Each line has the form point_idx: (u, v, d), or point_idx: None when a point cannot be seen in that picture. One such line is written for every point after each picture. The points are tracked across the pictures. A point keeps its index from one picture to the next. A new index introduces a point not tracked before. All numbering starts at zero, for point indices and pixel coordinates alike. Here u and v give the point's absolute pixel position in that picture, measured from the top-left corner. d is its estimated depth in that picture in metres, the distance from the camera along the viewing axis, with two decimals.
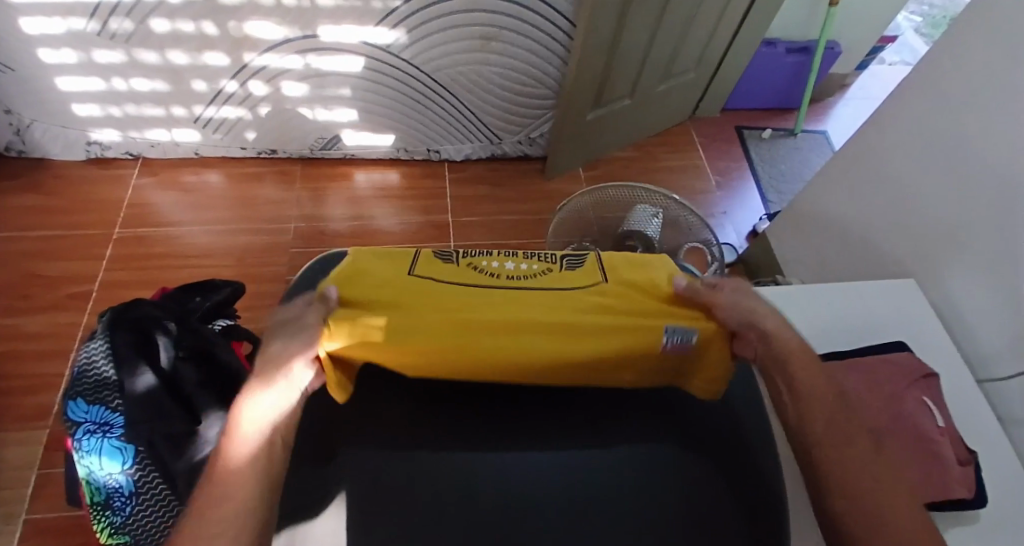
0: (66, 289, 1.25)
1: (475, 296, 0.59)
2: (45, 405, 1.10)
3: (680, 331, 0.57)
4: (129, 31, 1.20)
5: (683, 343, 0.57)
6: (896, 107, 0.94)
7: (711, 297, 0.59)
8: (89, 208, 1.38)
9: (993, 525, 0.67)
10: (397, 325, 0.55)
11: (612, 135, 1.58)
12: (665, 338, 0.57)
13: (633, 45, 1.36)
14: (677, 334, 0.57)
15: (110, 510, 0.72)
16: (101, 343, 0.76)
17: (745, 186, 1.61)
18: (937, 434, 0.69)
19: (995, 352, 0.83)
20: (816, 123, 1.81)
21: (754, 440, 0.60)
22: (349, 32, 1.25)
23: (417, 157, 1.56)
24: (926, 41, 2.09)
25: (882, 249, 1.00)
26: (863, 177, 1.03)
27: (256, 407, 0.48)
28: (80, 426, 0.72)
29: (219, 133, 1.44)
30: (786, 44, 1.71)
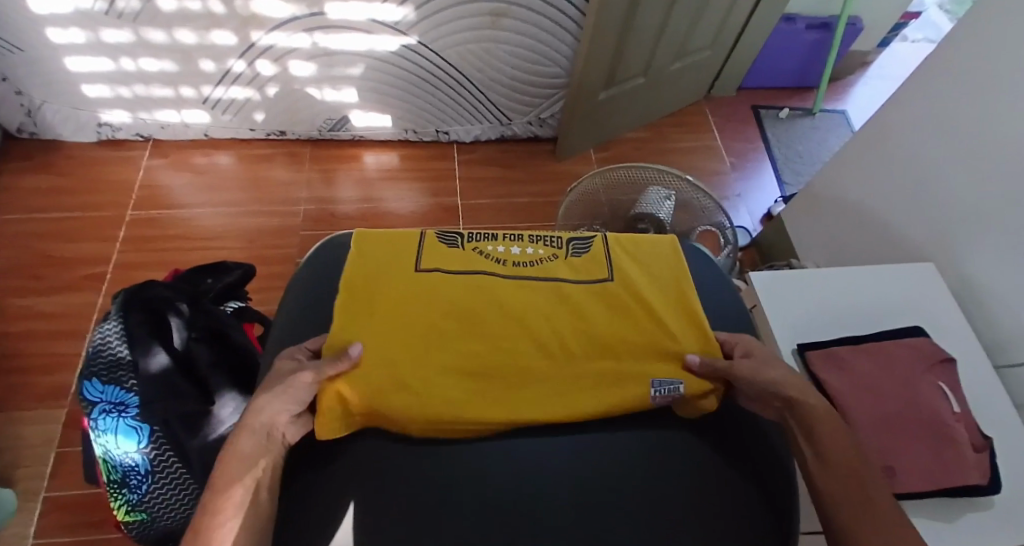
0: (80, 270, 1.26)
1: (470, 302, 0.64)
2: (61, 385, 1.12)
3: (667, 384, 0.59)
4: (136, 10, 1.19)
5: (671, 393, 0.58)
6: (920, 85, 0.90)
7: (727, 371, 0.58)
8: (101, 189, 1.39)
9: (1007, 515, 0.66)
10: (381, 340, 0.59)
11: (623, 115, 1.55)
12: (652, 391, 0.58)
13: (646, 22, 1.32)
14: (664, 386, 0.58)
15: (126, 489, 0.74)
16: (114, 324, 0.76)
17: (760, 168, 1.58)
18: (952, 419, 0.68)
19: (1015, 338, 0.81)
20: (834, 103, 1.76)
21: (759, 437, 0.59)
22: (356, 10, 1.22)
23: (426, 138, 1.54)
24: (950, 17, 2.02)
25: (900, 232, 0.98)
26: (882, 158, 1.00)
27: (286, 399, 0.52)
28: (95, 406, 0.71)
29: (227, 114, 1.44)
30: (805, 20, 1.66)
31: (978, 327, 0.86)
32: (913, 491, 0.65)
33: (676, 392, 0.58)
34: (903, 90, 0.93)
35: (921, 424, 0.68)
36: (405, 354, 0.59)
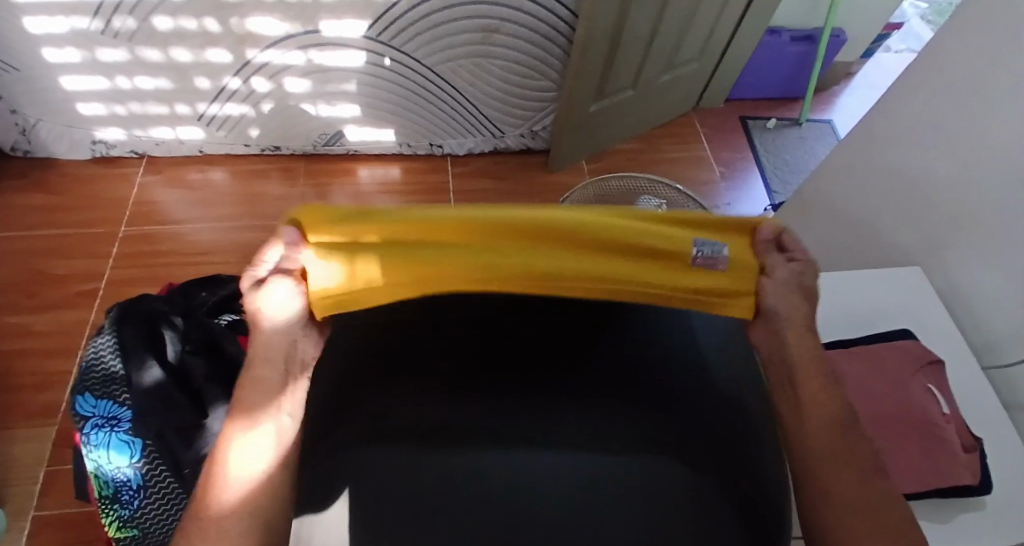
0: (74, 287, 1.26)
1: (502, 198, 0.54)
2: (54, 402, 1.11)
3: (706, 245, 0.56)
4: (132, 29, 1.21)
5: (713, 256, 0.56)
6: (901, 93, 0.93)
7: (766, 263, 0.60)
8: (96, 206, 1.39)
9: (1000, 514, 0.67)
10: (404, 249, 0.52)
11: (614, 126, 1.57)
12: (693, 250, 0.56)
13: (634, 36, 1.35)
14: (708, 249, 0.56)
15: (118, 504, 0.74)
16: (108, 338, 0.78)
17: (749, 177, 1.60)
18: (943, 421, 0.68)
19: (1003, 338, 0.82)
20: (820, 113, 1.79)
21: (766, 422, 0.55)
22: (350, 27, 1.25)
23: (419, 151, 1.56)
24: (932, 29, 2.07)
25: (887, 238, 1.00)
26: (867, 166, 1.02)
27: (248, 443, 0.51)
28: (88, 420, 0.73)
29: (222, 130, 1.45)
30: (790, 33, 1.70)
31: (965, 329, 0.88)
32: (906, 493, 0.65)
33: (719, 257, 0.56)
34: (886, 98, 0.95)
35: (911, 424, 0.68)
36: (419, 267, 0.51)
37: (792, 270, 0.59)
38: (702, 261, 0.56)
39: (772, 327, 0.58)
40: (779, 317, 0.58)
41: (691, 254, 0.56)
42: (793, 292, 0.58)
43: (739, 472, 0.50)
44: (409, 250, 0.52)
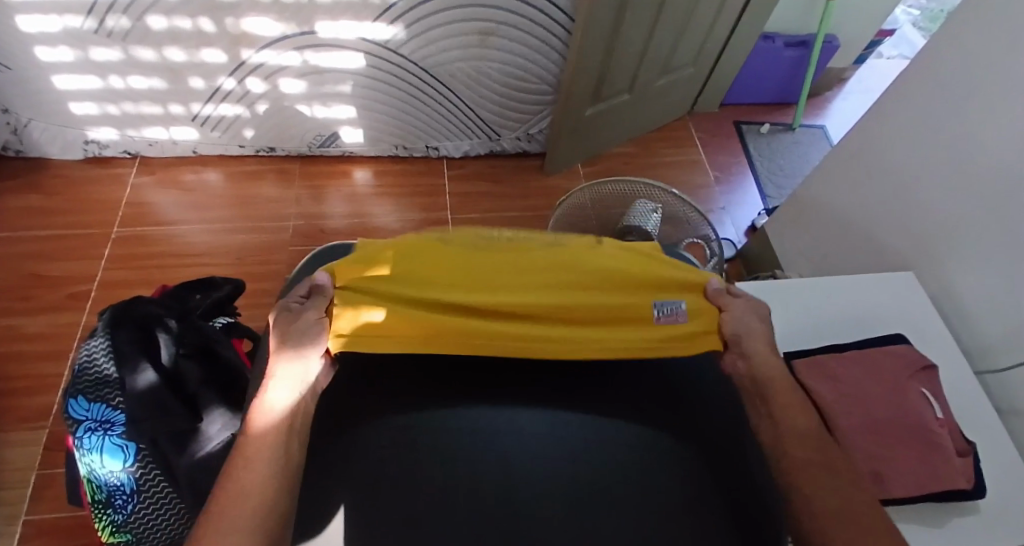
0: (66, 289, 1.25)
1: (495, 261, 0.67)
2: (46, 406, 1.10)
3: (665, 304, 0.66)
4: (126, 29, 1.20)
5: (673, 313, 0.66)
6: (894, 100, 0.94)
7: (724, 302, 0.67)
8: (88, 206, 1.38)
9: (993, 518, 0.68)
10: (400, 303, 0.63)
11: (611, 130, 1.58)
12: (655, 311, 0.66)
13: (630, 40, 1.36)
14: (667, 307, 0.66)
15: (111, 509, 0.73)
16: (101, 340, 0.76)
17: (743, 181, 1.62)
18: (937, 425, 0.69)
19: (996, 343, 0.83)
20: (814, 118, 1.81)
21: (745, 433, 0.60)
22: (346, 29, 1.24)
23: (415, 153, 1.55)
24: (924, 35, 2.09)
25: (881, 243, 1.01)
26: (861, 172, 1.03)
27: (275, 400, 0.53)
28: (81, 424, 0.72)
29: (216, 131, 1.44)
30: (784, 39, 1.71)
31: (959, 334, 0.88)
32: (901, 498, 0.66)
33: (678, 312, 0.66)
34: (880, 104, 0.96)
35: (907, 429, 0.69)
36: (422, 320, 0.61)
37: (746, 303, 0.67)
38: (664, 318, 0.65)
39: (739, 351, 0.63)
40: (740, 338, 0.64)
41: (653, 315, 0.65)
42: (750, 316, 0.65)
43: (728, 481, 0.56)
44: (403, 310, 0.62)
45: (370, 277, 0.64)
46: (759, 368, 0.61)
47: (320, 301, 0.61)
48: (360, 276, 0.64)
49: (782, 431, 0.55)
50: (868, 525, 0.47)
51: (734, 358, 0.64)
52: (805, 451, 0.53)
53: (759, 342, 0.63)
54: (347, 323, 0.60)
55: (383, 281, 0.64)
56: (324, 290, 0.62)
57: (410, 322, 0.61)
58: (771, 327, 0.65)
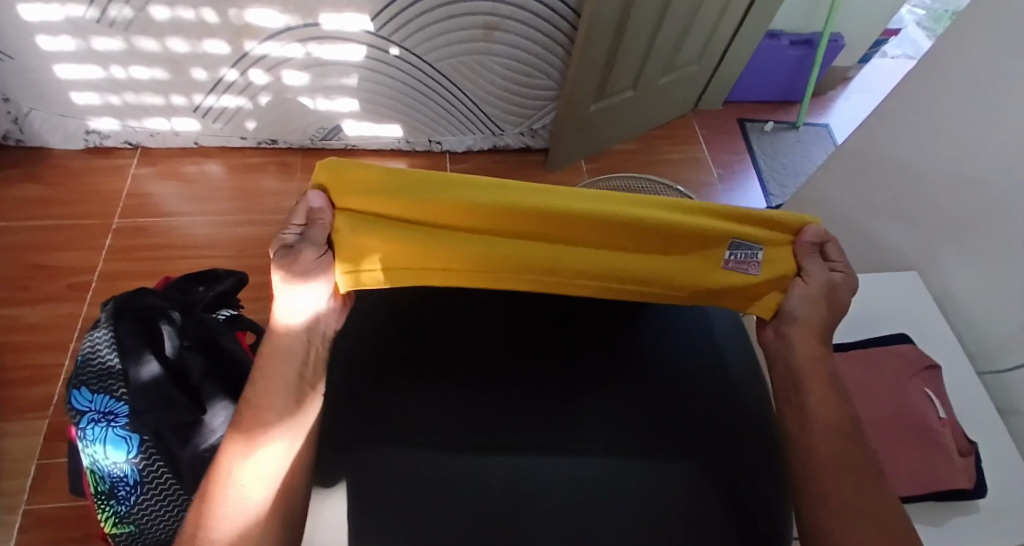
0: (67, 279, 1.24)
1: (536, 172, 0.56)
2: (46, 397, 1.09)
3: (742, 246, 0.56)
4: (128, 19, 1.19)
5: (747, 260, 0.56)
6: (900, 100, 0.94)
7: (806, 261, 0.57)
8: (89, 197, 1.37)
9: (994, 516, 0.68)
10: (407, 230, 0.53)
11: (614, 127, 1.57)
12: (727, 252, 0.56)
13: (635, 36, 1.35)
14: (741, 252, 0.56)
15: (114, 500, 0.73)
16: (105, 331, 0.77)
17: (746, 179, 1.61)
18: (939, 425, 0.69)
19: (999, 344, 0.83)
20: (817, 117, 1.80)
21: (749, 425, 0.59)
22: (350, 21, 1.23)
23: (418, 148, 1.55)
24: (928, 35, 2.08)
25: (883, 243, 1.01)
26: (866, 172, 1.02)
27: (258, 465, 0.50)
28: (84, 415, 0.72)
29: (218, 122, 1.43)
30: (789, 37, 1.70)
31: (961, 334, 0.88)
32: (903, 496, 0.66)
33: (752, 260, 0.56)
34: (886, 105, 0.96)
35: (909, 429, 0.69)
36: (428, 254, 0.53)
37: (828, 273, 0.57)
38: (733, 263, 0.56)
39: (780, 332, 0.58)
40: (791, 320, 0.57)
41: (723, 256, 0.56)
42: (819, 300, 0.56)
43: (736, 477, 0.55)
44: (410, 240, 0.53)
45: (389, 187, 0.52)
46: (795, 354, 0.56)
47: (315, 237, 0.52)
48: (377, 183, 0.52)
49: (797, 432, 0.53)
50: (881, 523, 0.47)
51: (773, 333, 0.59)
52: (829, 443, 0.52)
53: (806, 334, 0.56)
54: (354, 253, 0.53)
55: (408, 194, 0.52)
56: (320, 215, 0.52)
57: (427, 251, 0.53)
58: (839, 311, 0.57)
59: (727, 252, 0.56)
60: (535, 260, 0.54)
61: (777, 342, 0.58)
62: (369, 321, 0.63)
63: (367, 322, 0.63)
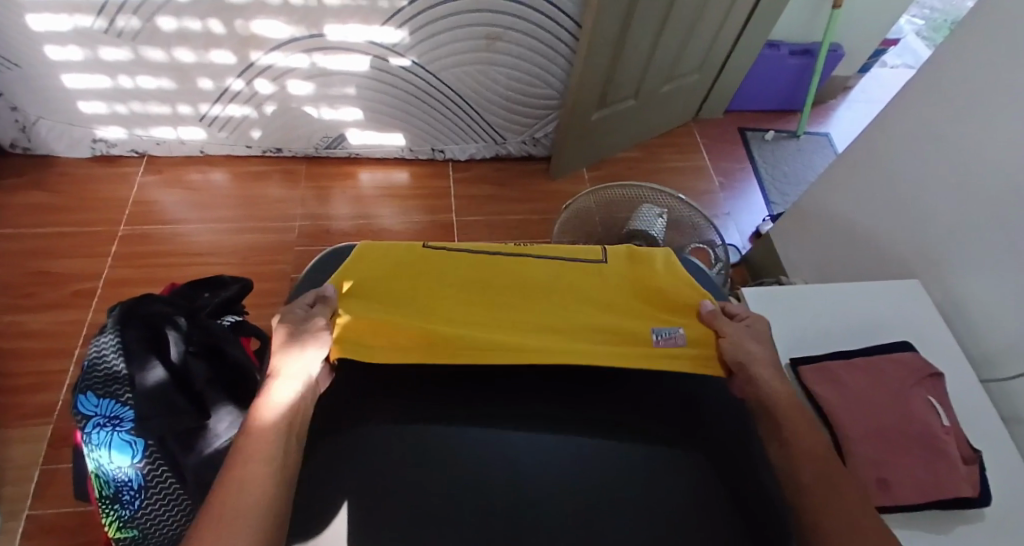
0: (72, 286, 1.25)
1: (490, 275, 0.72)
2: (50, 403, 1.10)
3: (663, 329, 0.68)
4: (136, 29, 1.21)
5: (672, 337, 0.67)
6: (900, 110, 0.95)
7: (722, 325, 0.67)
8: (95, 204, 1.38)
9: (999, 525, 0.68)
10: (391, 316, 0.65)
11: (616, 135, 1.59)
12: (653, 335, 0.68)
13: (637, 46, 1.36)
14: (664, 332, 0.68)
15: (118, 504, 0.73)
16: (111, 336, 0.75)
17: (747, 187, 1.62)
18: (942, 433, 0.69)
19: (1001, 351, 0.83)
20: (818, 126, 1.81)
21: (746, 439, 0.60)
22: (355, 32, 1.25)
23: (421, 156, 1.56)
24: (927, 45, 2.10)
25: (885, 251, 1.01)
26: (867, 180, 1.03)
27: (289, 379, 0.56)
28: (89, 420, 0.71)
29: (223, 131, 1.45)
30: (789, 47, 1.72)
31: (964, 342, 0.89)
32: (908, 504, 0.65)
33: (676, 336, 0.67)
34: (885, 114, 0.97)
35: (913, 436, 0.69)
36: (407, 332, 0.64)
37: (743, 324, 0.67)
38: (663, 343, 0.67)
39: (748, 377, 0.62)
40: (745, 363, 0.63)
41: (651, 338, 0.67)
42: (750, 340, 0.65)
43: None
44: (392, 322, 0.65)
45: (378, 288, 0.69)
46: (766, 389, 0.60)
47: (325, 310, 0.63)
48: (369, 285, 0.69)
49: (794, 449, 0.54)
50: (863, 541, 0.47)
51: (742, 383, 0.63)
52: (812, 469, 0.53)
53: (761, 368, 0.62)
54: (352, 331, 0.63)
55: (393, 291, 0.69)
56: (329, 299, 0.64)
57: (412, 329, 0.64)
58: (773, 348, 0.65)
59: (652, 335, 0.68)
60: (495, 339, 0.64)
61: (746, 387, 0.62)
62: (375, 329, 0.64)
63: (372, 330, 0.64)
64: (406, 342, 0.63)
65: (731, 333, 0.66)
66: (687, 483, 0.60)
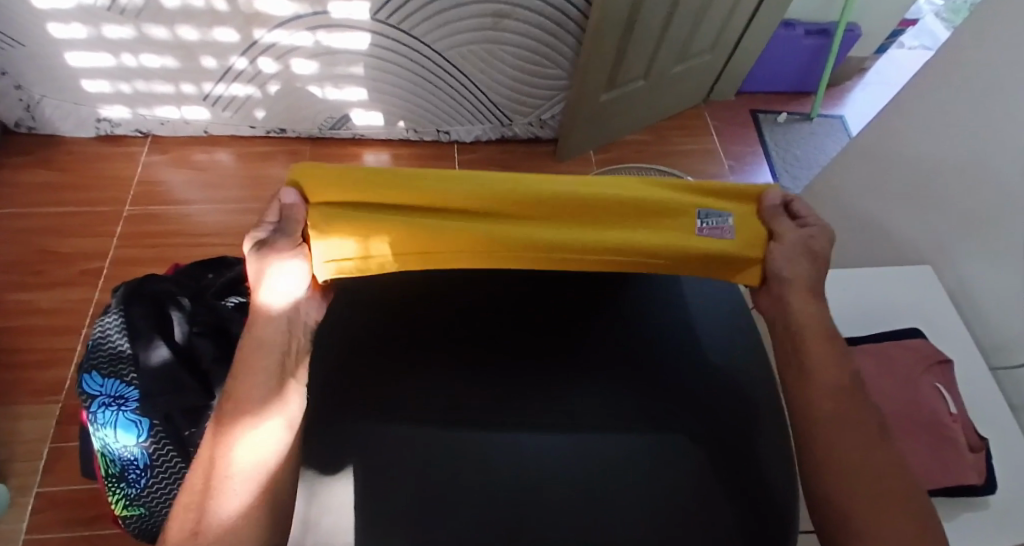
0: (78, 266, 1.26)
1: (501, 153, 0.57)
2: (59, 380, 1.11)
3: (711, 216, 0.56)
4: (139, 6, 1.19)
5: (718, 226, 0.56)
6: (915, 91, 0.92)
7: (777, 226, 0.57)
8: (100, 184, 1.38)
9: (1005, 513, 0.67)
10: (383, 216, 0.52)
11: (625, 116, 1.56)
12: (699, 221, 0.56)
13: (648, 25, 1.33)
14: (712, 219, 0.56)
15: (124, 482, 0.74)
16: (114, 317, 0.77)
17: (758, 171, 1.59)
18: (950, 420, 0.68)
19: (1013, 340, 0.82)
20: (832, 108, 1.78)
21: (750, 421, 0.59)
22: (360, 9, 1.23)
23: (426, 137, 1.54)
24: (947, 26, 2.05)
25: (897, 237, 0.99)
26: (880, 165, 1.01)
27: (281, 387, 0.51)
28: (95, 399, 0.73)
29: (227, 111, 1.43)
30: (804, 27, 1.68)
31: (974, 330, 0.87)
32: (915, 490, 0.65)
33: (722, 227, 0.56)
34: (902, 96, 0.94)
35: (921, 424, 0.68)
36: (407, 237, 0.52)
37: (805, 233, 0.56)
38: (707, 232, 0.56)
39: (776, 292, 0.57)
40: (785, 281, 0.56)
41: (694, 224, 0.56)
42: (799, 258, 0.56)
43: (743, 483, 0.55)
44: (389, 228, 0.52)
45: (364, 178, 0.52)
46: (794, 313, 0.55)
47: (290, 235, 0.53)
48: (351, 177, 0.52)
49: (814, 420, 0.51)
50: (885, 485, 0.46)
51: (766, 298, 0.58)
52: (829, 409, 0.51)
53: (800, 293, 0.55)
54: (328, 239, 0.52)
55: (384, 181, 0.52)
56: (292, 212, 0.53)
57: (416, 237, 0.52)
58: (823, 269, 0.57)
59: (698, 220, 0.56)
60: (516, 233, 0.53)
61: (772, 304, 0.57)
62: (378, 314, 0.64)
63: (376, 314, 0.64)
64: (410, 252, 0.54)
65: (781, 251, 0.56)
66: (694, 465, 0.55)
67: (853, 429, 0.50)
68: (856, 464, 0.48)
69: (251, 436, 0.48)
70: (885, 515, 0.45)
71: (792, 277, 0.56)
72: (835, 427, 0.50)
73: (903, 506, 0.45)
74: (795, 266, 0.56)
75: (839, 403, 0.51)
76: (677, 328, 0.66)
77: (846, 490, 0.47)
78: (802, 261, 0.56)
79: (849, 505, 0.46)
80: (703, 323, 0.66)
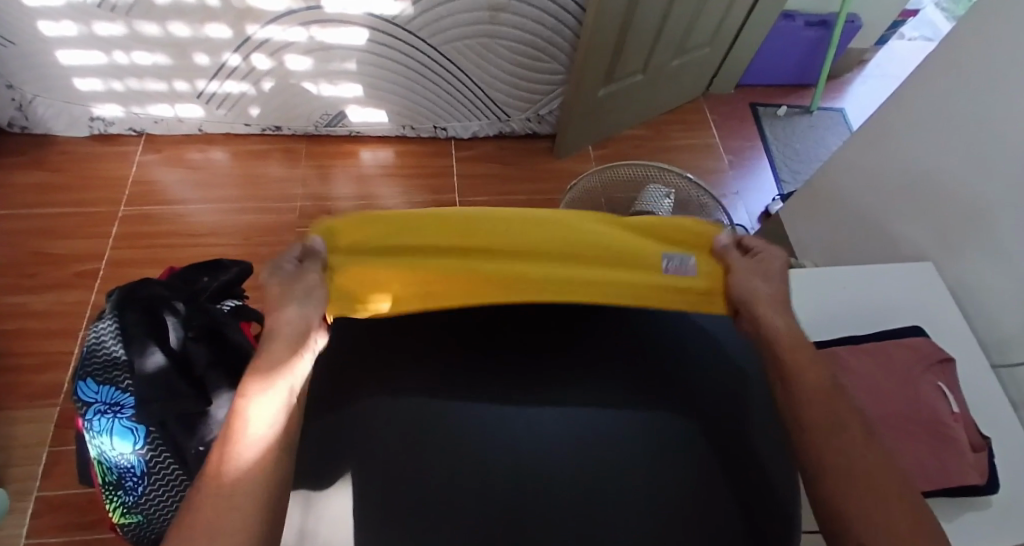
0: (74, 267, 1.25)
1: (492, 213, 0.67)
2: (56, 383, 1.10)
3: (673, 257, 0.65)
4: (130, 3, 1.18)
5: (682, 265, 0.65)
6: (916, 85, 0.91)
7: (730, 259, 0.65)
8: (94, 184, 1.37)
9: (1004, 513, 0.67)
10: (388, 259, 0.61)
11: (623, 111, 1.54)
12: (663, 262, 0.65)
13: (646, 18, 1.32)
14: (675, 260, 0.65)
15: (121, 490, 0.73)
16: (109, 323, 0.77)
17: (758, 166, 1.58)
18: (951, 419, 0.68)
19: (1012, 337, 0.81)
20: (832, 101, 1.76)
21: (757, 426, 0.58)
22: (354, 4, 1.21)
23: (423, 134, 1.53)
24: (947, 16, 2.03)
25: (898, 234, 0.98)
26: (880, 160, 1.00)
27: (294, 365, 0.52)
28: (90, 407, 0.73)
29: (221, 109, 1.42)
30: (804, 18, 1.66)
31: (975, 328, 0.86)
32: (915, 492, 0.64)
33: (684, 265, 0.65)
34: (903, 89, 0.93)
35: (923, 425, 0.68)
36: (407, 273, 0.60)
37: (756, 262, 0.64)
38: (673, 269, 0.64)
39: (751, 317, 0.60)
40: (751, 302, 0.60)
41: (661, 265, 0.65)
42: (757, 280, 0.62)
43: (750, 485, 0.54)
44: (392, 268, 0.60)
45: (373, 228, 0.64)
46: (764, 328, 0.58)
47: (314, 263, 0.60)
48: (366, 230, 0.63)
49: (802, 417, 0.51)
50: (872, 476, 0.46)
51: (745, 321, 0.61)
52: (814, 406, 0.51)
53: (768, 307, 0.60)
54: (343, 282, 0.59)
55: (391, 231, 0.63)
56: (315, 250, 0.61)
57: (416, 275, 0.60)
58: (784, 285, 0.62)
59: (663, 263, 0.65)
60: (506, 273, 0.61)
61: (751, 326, 0.60)
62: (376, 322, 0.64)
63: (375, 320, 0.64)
64: (410, 289, 0.60)
65: (743, 275, 0.62)
66: (689, 461, 0.56)
67: (841, 428, 0.49)
68: (846, 461, 0.47)
69: (259, 404, 0.48)
70: (880, 512, 0.43)
71: (760, 298, 0.60)
72: (825, 428, 0.49)
73: (898, 502, 0.44)
74: (757, 284, 0.61)
75: (829, 405, 0.51)
76: (676, 332, 0.66)
77: (836, 487, 0.46)
78: (765, 282, 0.62)
79: (843, 501, 0.45)
80: (705, 327, 0.67)
